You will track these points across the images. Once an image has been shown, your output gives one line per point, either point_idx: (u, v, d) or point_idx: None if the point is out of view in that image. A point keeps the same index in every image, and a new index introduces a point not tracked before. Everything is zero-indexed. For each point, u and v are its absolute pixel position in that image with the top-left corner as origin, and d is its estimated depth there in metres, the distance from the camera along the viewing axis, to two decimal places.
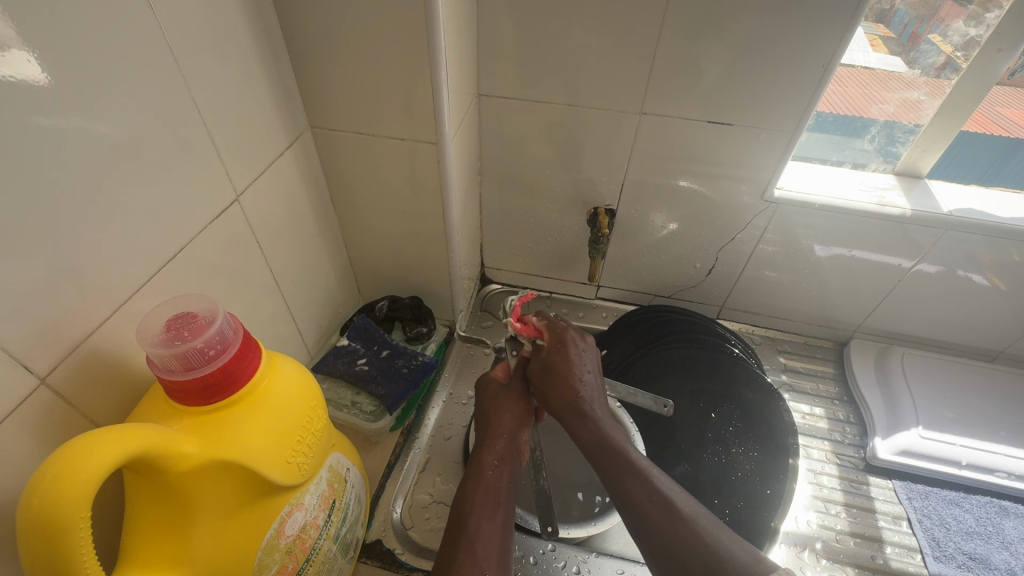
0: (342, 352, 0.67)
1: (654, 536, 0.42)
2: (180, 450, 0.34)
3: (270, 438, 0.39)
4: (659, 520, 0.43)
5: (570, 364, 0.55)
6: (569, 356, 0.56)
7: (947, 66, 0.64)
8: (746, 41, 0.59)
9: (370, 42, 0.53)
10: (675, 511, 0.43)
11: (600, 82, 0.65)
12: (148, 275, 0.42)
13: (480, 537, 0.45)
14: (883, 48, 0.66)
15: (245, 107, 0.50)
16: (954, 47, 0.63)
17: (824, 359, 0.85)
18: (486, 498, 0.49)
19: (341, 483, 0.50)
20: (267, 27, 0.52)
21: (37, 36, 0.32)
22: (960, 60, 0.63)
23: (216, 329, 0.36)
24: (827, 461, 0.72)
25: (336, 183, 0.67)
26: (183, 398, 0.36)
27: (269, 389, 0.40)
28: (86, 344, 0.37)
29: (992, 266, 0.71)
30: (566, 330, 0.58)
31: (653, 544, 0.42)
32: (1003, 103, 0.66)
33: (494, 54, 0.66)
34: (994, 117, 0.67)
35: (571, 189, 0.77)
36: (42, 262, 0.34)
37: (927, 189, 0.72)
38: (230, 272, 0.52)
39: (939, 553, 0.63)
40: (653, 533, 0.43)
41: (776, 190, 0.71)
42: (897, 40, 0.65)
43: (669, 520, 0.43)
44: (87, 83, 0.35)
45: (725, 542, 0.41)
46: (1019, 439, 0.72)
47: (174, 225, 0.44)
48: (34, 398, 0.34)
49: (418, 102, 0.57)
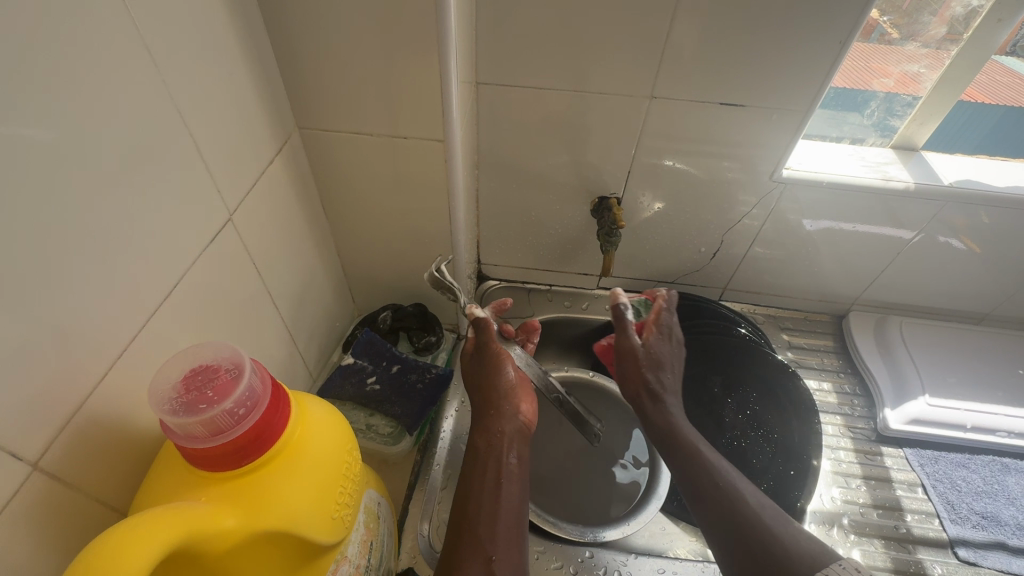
0: (349, 370, 0.60)
1: (744, 541, 0.47)
2: (216, 528, 0.30)
3: (314, 495, 0.34)
4: (729, 507, 0.50)
5: (660, 355, 0.61)
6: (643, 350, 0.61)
7: (875, 31, 0.63)
8: (763, 18, 0.56)
9: (367, 30, 0.47)
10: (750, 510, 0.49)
11: (607, 65, 0.61)
12: (138, 321, 0.36)
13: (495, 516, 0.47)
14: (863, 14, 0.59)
15: (224, 114, 0.43)
16: (882, 12, 0.62)
17: (824, 333, 0.87)
18: (489, 477, 0.50)
19: (376, 520, 0.46)
20: (245, 16, 0.45)
21: None
22: (888, 24, 0.63)
23: (244, 385, 0.31)
24: (841, 435, 0.74)
25: (327, 188, 0.61)
26: (209, 470, 0.31)
27: (303, 440, 0.35)
28: (80, 414, 0.32)
29: (965, 229, 0.73)
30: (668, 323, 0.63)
31: (713, 521, 0.50)
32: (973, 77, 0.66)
33: (493, 37, 0.60)
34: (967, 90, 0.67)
35: (574, 178, 0.74)
36: (19, 325, 0.28)
37: (926, 161, 0.72)
38: (222, 303, 0.46)
39: (955, 515, 0.67)
40: (735, 531, 0.48)
41: (784, 170, 0.70)
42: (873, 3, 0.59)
43: (731, 504, 0.50)
44: (45, 97, 0.29)
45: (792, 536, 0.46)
46: (1013, 399, 0.76)
47: (159, 257, 0.38)
48: (28, 487, 0.29)
49: (421, 97, 0.51)
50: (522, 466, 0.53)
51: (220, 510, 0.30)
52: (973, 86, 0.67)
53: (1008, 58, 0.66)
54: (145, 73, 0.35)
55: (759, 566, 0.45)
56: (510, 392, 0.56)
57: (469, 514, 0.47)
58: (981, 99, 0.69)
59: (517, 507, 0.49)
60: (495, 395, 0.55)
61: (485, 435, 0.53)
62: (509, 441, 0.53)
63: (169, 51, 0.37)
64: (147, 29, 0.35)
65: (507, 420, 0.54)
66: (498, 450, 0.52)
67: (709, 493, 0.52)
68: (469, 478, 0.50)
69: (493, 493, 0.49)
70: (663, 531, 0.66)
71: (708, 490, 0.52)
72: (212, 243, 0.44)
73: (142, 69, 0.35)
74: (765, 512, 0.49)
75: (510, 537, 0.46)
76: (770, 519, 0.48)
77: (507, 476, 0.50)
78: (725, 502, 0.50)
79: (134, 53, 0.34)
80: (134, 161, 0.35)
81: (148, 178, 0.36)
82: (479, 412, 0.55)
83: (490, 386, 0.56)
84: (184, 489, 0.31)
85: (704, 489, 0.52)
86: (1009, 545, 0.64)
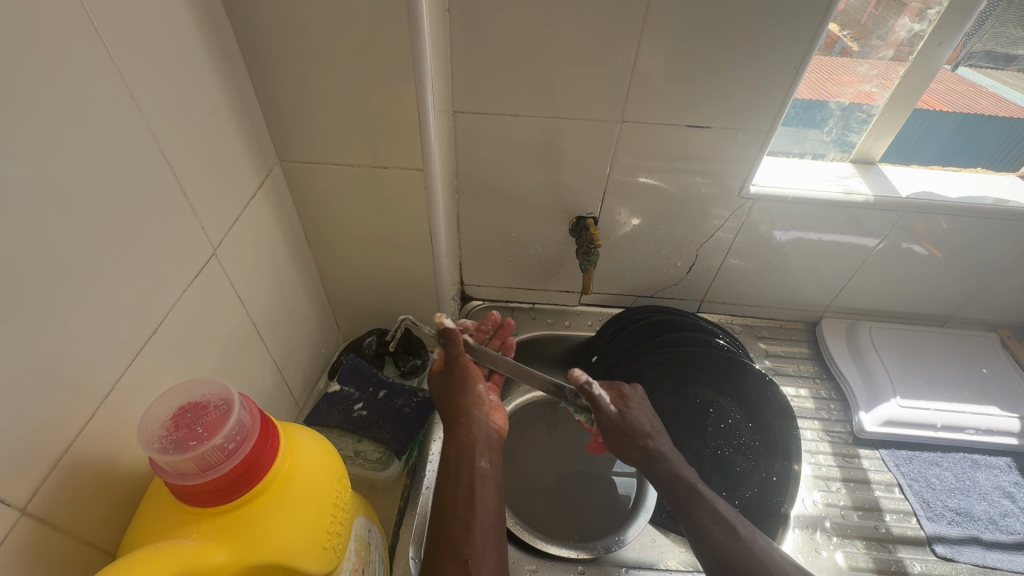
0: (335, 399, 0.62)
1: (726, 558, 0.48)
2: (208, 563, 0.30)
3: (305, 526, 0.34)
4: (729, 541, 0.49)
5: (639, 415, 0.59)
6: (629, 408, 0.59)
7: (836, 43, 0.67)
8: (721, 46, 0.60)
9: (346, 67, 0.49)
10: (735, 534, 0.49)
11: (579, 91, 0.64)
12: (125, 360, 0.37)
13: (464, 520, 0.47)
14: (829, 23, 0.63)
15: (206, 152, 0.44)
16: (841, 26, 0.65)
17: (800, 340, 0.90)
18: (462, 484, 0.50)
19: (366, 548, 0.47)
20: (226, 56, 0.46)
21: None
22: (848, 38, 0.66)
23: (235, 420, 0.32)
24: (820, 439, 0.77)
25: (310, 217, 0.62)
26: (200, 507, 0.31)
27: (293, 471, 0.35)
28: (69, 456, 0.32)
29: (928, 236, 0.77)
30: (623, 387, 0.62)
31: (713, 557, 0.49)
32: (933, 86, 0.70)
33: (469, 68, 0.63)
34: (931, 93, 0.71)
35: (552, 199, 0.76)
36: (10, 371, 0.29)
37: (883, 174, 0.77)
38: (207, 337, 0.46)
39: (931, 512, 0.69)
40: (726, 551, 0.48)
41: (751, 186, 0.73)
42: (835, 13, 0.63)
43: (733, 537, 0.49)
44: (30, 144, 0.29)
45: (783, 564, 0.47)
46: (980, 396, 0.80)
47: (145, 295, 0.39)
48: (18, 532, 0.29)
49: (401, 129, 0.53)
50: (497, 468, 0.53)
51: (212, 546, 0.31)
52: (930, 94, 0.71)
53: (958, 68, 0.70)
54: (129, 116, 0.36)
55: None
56: (478, 399, 0.57)
57: (444, 522, 0.47)
58: (938, 107, 0.73)
59: (494, 510, 0.49)
60: (461, 409, 0.56)
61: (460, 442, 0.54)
62: (481, 445, 0.54)
63: (150, 94, 0.38)
64: (129, 74, 0.36)
65: (479, 427, 0.55)
66: (471, 455, 0.52)
67: (705, 522, 0.51)
68: (448, 484, 0.50)
69: (466, 498, 0.49)
70: (654, 543, 0.66)
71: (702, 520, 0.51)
72: (197, 278, 0.44)
73: (125, 112, 0.36)
74: (756, 540, 0.49)
75: (487, 536, 0.46)
76: (762, 550, 0.48)
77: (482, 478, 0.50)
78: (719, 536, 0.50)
79: (117, 98, 0.35)
80: (118, 203, 0.36)
81: (133, 219, 0.37)
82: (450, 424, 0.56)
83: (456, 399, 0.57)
84: (176, 527, 0.31)
85: (703, 522, 0.51)
86: (983, 539, 0.66)
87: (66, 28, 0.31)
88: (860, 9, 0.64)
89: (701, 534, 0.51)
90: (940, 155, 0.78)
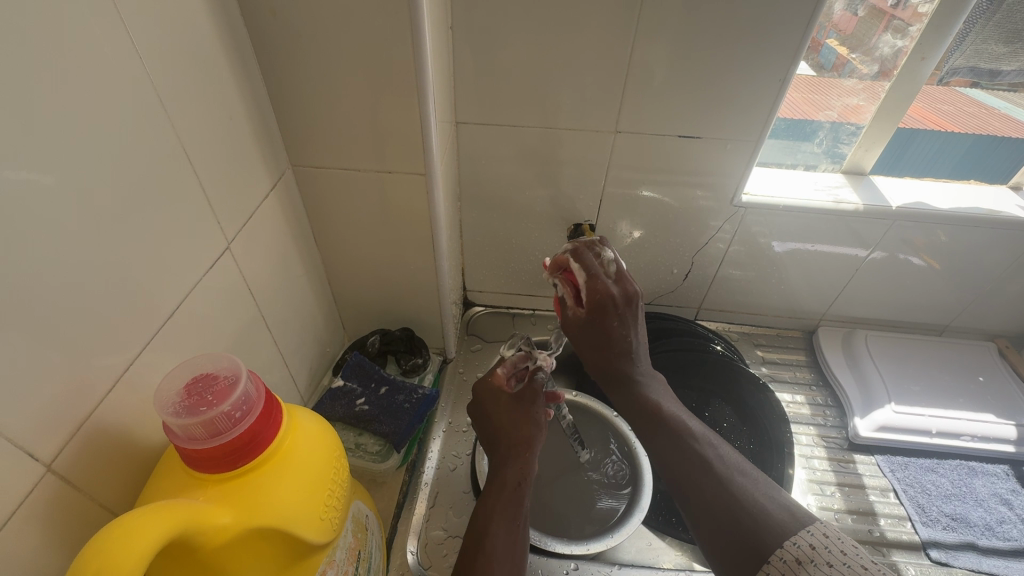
0: (338, 393, 0.66)
1: (702, 495, 0.46)
2: (213, 522, 0.32)
3: (302, 497, 0.37)
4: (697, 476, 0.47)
5: (615, 329, 0.56)
6: (606, 320, 0.56)
7: (845, 66, 0.70)
8: (707, 61, 0.63)
9: (354, 79, 0.53)
10: (712, 469, 0.47)
11: (575, 103, 0.68)
12: (143, 341, 0.40)
13: (497, 554, 0.45)
14: (829, 41, 0.68)
15: (223, 154, 0.48)
16: (850, 49, 0.68)
17: (796, 348, 0.91)
18: (505, 518, 0.48)
19: (363, 531, 0.48)
20: (243, 67, 0.50)
21: (30, 103, 0.31)
22: (856, 61, 0.69)
23: (240, 391, 0.35)
24: (815, 445, 0.78)
25: (317, 219, 0.66)
26: (208, 472, 0.34)
27: (293, 446, 0.38)
28: (89, 422, 0.36)
29: (927, 248, 0.78)
30: (602, 287, 0.56)
31: (686, 484, 0.48)
32: (938, 99, 0.73)
33: (470, 81, 0.67)
34: (933, 109, 0.73)
35: (549, 206, 0.79)
36: (40, 341, 0.32)
37: (874, 185, 0.78)
38: (220, 325, 0.50)
39: (926, 518, 0.69)
40: (694, 484, 0.47)
41: (743, 196, 0.75)
42: (829, 37, 0.67)
43: (703, 471, 0.47)
44: (69, 139, 0.33)
45: (757, 498, 0.45)
46: (976, 404, 0.80)
47: (164, 282, 0.42)
48: (40, 487, 0.32)
49: (404, 137, 0.57)
50: (525, 504, 0.51)
51: (217, 509, 0.33)
52: (937, 114, 0.74)
53: (970, 90, 0.72)
54: (156, 119, 0.40)
55: (720, 517, 0.44)
56: (518, 442, 0.54)
57: (470, 553, 0.45)
58: (948, 128, 0.75)
59: (514, 553, 0.47)
60: (516, 437, 0.54)
61: (514, 468, 0.52)
62: (513, 491, 0.50)
63: (176, 100, 0.42)
64: (158, 82, 0.40)
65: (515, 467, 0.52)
66: (506, 496, 0.50)
67: (674, 460, 0.49)
68: (488, 507, 0.49)
69: (504, 536, 0.47)
70: (648, 545, 0.68)
71: (674, 456, 0.49)
72: (211, 270, 0.48)
73: (153, 115, 0.40)
74: (732, 476, 0.47)
75: (507, 555, 0.46)
76: (740, 490, 0.45)
77: (519, 519, 0.49)
78: (691, 473, 0.48)
79: (144, 100, 0.39)
80: (144, 197, 0.40)
81: (155, 211, 0.41)
82: (501, 448, 0.54)
83: (507, 426, 0.55)
84: (185, 489, 0.34)
85: (671, 452, 0.50)
86: (979, 545, 0.67)
87: (105, 40, 0.35)
88: (867, 32, 0.67)
89: (680, 472, 0.48)
90: (952, 172, 0.79)
